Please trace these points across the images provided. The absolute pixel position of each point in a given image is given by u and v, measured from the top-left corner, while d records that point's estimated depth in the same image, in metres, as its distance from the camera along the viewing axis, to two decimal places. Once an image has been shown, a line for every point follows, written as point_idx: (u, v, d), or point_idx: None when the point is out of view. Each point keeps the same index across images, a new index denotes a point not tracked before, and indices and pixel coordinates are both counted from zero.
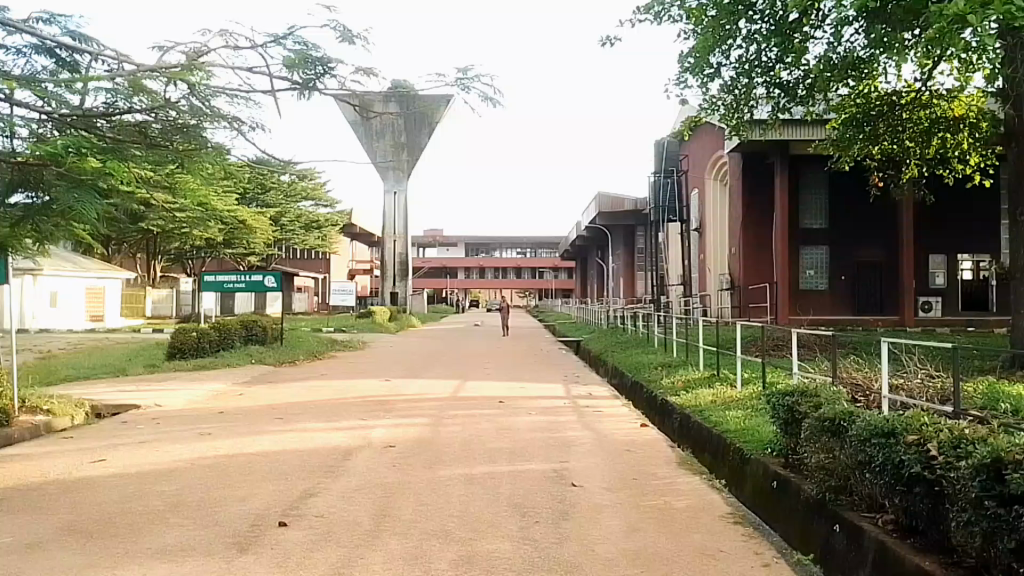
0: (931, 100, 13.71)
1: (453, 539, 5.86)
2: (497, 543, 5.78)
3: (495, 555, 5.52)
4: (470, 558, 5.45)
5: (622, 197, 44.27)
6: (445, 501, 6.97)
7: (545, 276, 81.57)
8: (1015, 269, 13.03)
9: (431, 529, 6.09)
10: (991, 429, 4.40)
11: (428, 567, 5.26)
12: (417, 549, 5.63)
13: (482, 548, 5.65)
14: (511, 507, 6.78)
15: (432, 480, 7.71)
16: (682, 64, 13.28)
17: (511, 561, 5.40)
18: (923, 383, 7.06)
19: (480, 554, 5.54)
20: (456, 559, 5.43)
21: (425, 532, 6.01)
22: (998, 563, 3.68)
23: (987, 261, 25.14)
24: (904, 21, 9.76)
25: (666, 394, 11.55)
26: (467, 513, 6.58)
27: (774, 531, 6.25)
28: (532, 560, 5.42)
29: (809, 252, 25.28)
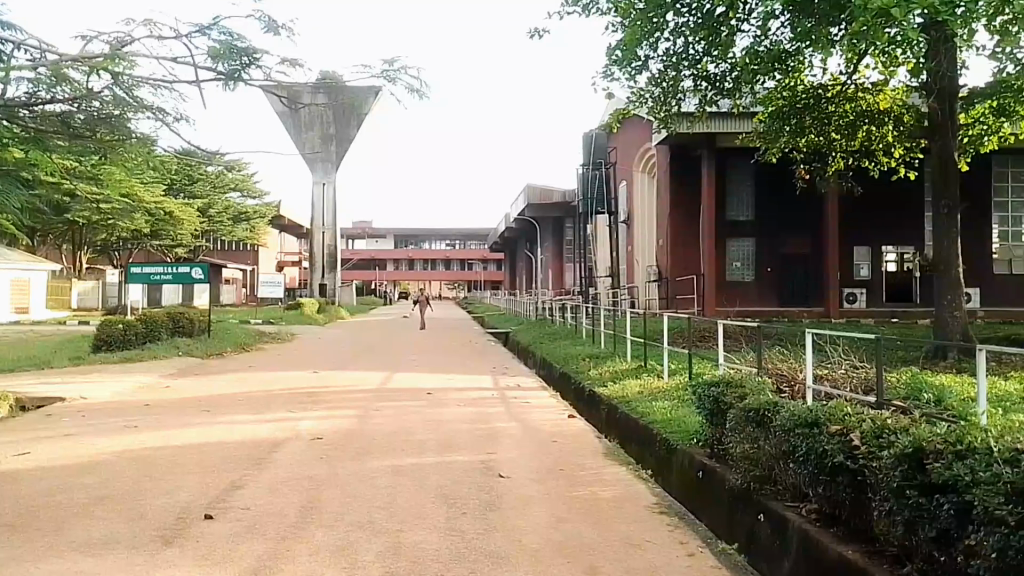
0: (856, 94, 14.20)
1: (380, 531, 5.68)
2: (425, 534, 5.61)
3: (424, 546, 5.36)
4: (397, 550, 5.27)
5: (552, 189, 44.38)
6: (371, 493, 6.77)
7: (474, 268, 81.36)
8: (939, 261, 13.42)
9: (358, 521, 5.89)
10: (912, 419, 4.44)
11: (356, 559, 5.08)
12: (344, 541, 5.44)
13: (410, 540, 5.49)
14: (438, 498, 6.62)
15: (357, 472, 7.49)
16: (610, 57, 13.23)
17: (441, 552, 5.25)
18: (847, 373, 7.17)
19: (407, 545, 5.37)
20: (384, 551, 5.25)
21: (352, 524, 5.82)
22: (920, 552, 3.69)
23: (910, 253, 25.92)
24: (831, 15, 9.92)
25: (594, 384, 11.54)
26: (394, 504, 6.40)
27: (700, 521, 6.25)
28: (462, 551, 5.29)
29: (734, 244, 25.73)
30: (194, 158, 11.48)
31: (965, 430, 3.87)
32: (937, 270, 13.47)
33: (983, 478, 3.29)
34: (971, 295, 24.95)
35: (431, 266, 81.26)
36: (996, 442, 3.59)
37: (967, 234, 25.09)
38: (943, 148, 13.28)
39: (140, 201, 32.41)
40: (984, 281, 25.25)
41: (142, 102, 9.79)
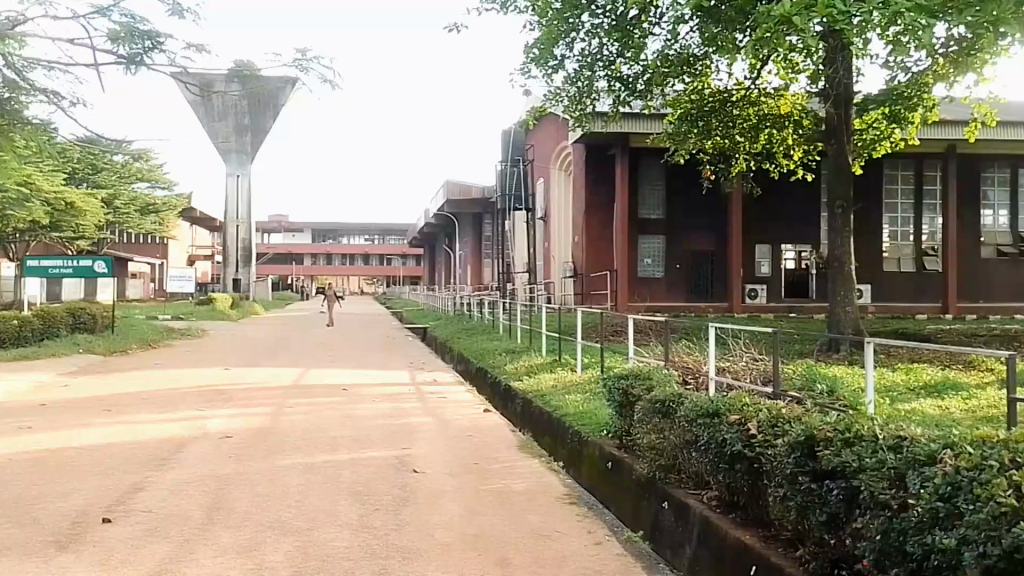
0: (758, 99, 14.69)
1: (288, 530, 5.64)
2: (335, 532, 5.59)
3: (333, 545, 5.34)
4: (305, 549, 5.24)
5: (471, 185, 44.41)
6: (280, 491, 6.70)
7: (393, 264, 80.77)
8: (833, 259, 14.03)
9: (265, 521, 5.82)
10: (805, 408, 4.66)
11: (262, 560, 5.02)
12: (250, 542, 5.37)
13: (319, 538, 5.46)
14: (350, 494, 6.61)
15: (267, 470, 7.40)
16: (527, 54, 13.34)
17: (349, 550, 5.23)
18: (747, 365, 7.48)
19: (317, 544, 5.33)
20: (291, 551, 5.20)
21: (259, 524, 5.75)
22: (811, 535, 3.86)
23: (808, 251, 26.96)
24: (736, 23, 10.36)
25: (510, 379, 11.66)
26: (305, 503, 6.35)
27: (607, 510, 6.42)
28: (371, 548, 5.28)
29: (646, 241, 26.26)
30: (97, 147, 11.10)
31: (853, 418, 4.08)
32: (832, 267, 14.06)
33: (868, 464, 3.45)
34: (864, 291, 26.11)
35: (348, 261, 80.30)
36: (880, 430, 3.78)
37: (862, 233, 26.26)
38: (838, 151, 13.86)
39: (41, 191, 31.02)
40: (878, 278, 26.44)
41: (36, 85, 9.48)
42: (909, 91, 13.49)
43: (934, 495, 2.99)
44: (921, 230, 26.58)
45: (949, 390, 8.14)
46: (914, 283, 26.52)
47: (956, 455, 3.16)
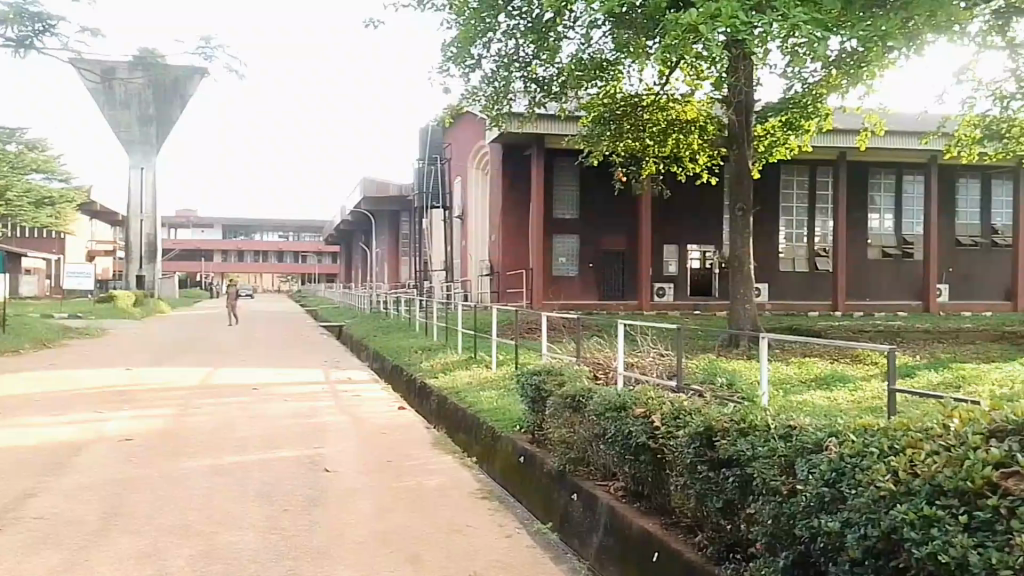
0: (667, 104, 15.10)
1: (190, 533, 5.59)
2: (241, 534, 5.57)
3: (237, 547, 5.32)
4: (208, 553, 5.21)
5: (388, 182, 44.08)
6: (184, 494, 6.62)
7: (307, 262, 79.54)
8: (735, 260, 14.56)
9: (166, 525, 5.75)
10: (706, 401, 4.88)
11: (162, 565, 4.98)
12: (150, 547, 5.31)
13: (222, 541, 5.43)
14: (258, 496, 6.57)
15: (170, 473, 7.29)
16: (445, 53, 13.41)
17: (253, 552, 5.23)
18: (654, 361, 7.76)
19: (221, 548, 5.30)
20: (193, 555, 5.17)
21: (160, 529, 5.68)
22: (708, 522, 4.04)
23: (712, 252, 27.81)
24: (645, 30, 10.71)
25: (424, 376, 11.72)
26: (211, 506, 6.29)
27: (519, 502, 6.58)
28: (275, 550, 5.28)
29: (561, 240, 26.64)
30: None
31: (749, 409, 4.28)
32: (733, 268, 14.59)
33: (760, 453, 3.57)
34: (761, 290, 27.14)
35: (260, 257, 78.69)
36: (773, 420, 3.94)
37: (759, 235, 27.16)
38: (740, 156, 14.41)
39: None
40: (773, 278, 27.50)
41: None
42: (806, 100, 14.12)
43: (820, 481, 2.99)
44: (814, 233, 27.74)
45: (839, 381, 8.62)
46: (808, 282, 27.66)
47: (839, 441, 3.23)
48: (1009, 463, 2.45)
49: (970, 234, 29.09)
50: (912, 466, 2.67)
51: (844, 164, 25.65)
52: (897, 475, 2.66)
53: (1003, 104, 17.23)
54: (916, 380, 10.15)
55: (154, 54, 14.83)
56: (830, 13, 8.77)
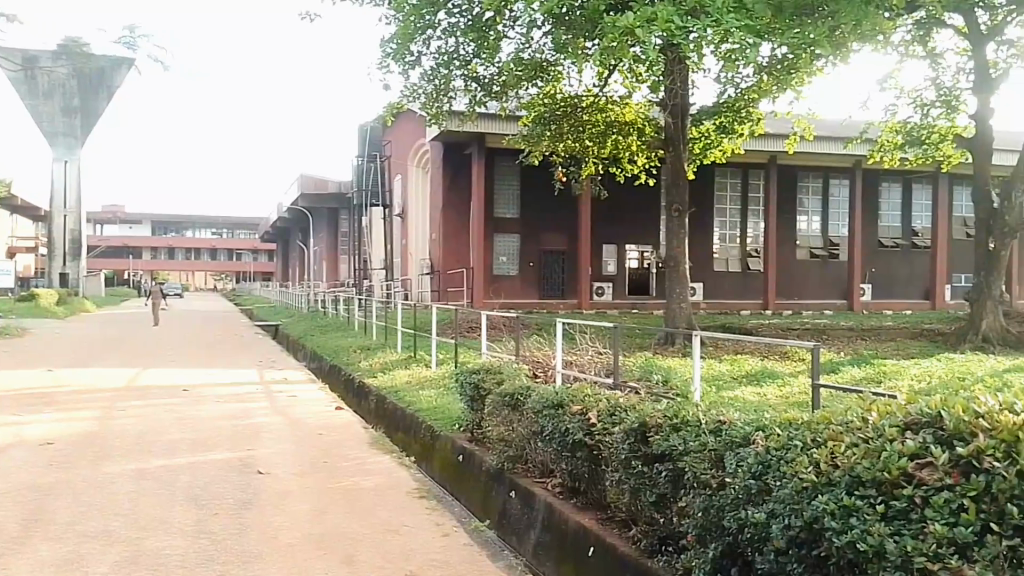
0: (606, 105, 15.26)
1: (115, 539, 5.47)
2: (168, 539, 5.47)
3: (165, 552, 5.23)
4: (134, 558, 5.11)
5: (326, 179, 43.56)
6: (110, 499, 6.47)
7: (243, 259, 78.09)
8: (671, 259, 14.78)
9: (90, 532, 5.62)
10: (641, 398, 4.99)
11: (85, 572, 4.87)
12: (72, 554, 5.18)
13: (150, 546, 5.33)
14: (186, 500, 6.46)
15: (96, 478, 7.11)
16: (383, 49, 13.32)
17: (182, 557, 5.15)
18: (592, 359, 7.87)
19: (147, 553, 5.20)
20: (119, 561, 5.06)
21: (83, 535, 5.55)
22: (642, 516, 4.13)
23: (649, 251, 28.20)
24: (585, 30, 10.83)
25: (363, 375, 11.64)
26: (136, 511, 6.16)
27: (457, 500, 6.62)
28: (205, 554, 5.21)
29: (501, 240, 26.71)
30: None
31: (681, 405, 4.40)
32: (669, 267, 14.83)
33: (691, 447, 3.68)
34: (696, 289, 27.63)
35: (193, 255, 77.02)
36: (704, 415, 4.07)
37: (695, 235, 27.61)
38: (676, 158, 14.65)
39: None
40: (707, 277, 28.03)
41: None
42: (740, 104, 14.48)
43: (748, 474, 3.10)
44: (747, 234, 28.36)
45: (767, 377, 8.91)
46: (741, 282, 28.26)
47: (765, 435, 3.35)
48: (921, 453, 2.55)
49: (892, 237, 30.03)
50: (833, 459, 2.77)
51: (774, 168, 26.33)
52: (820, 467, 2.75)
53: (923, 112, 17.91)
54: (840, 376, 10.50)
55: (78, 43, 14.27)
56: (762, 20, 9.00)
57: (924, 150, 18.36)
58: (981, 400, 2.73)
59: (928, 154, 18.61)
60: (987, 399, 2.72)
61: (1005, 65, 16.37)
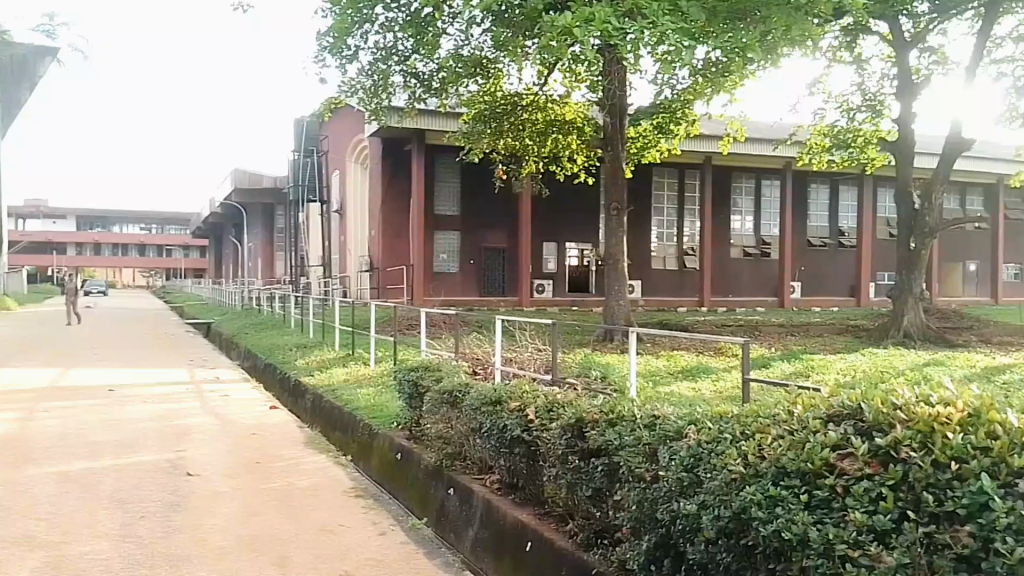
0: (546, 104, 15.36)
1: (36, 545, 5.32)
2: (92, 544, 5.34)
3: (90, 557, 5.11)
4: (56, 564, 4.99)
5: (261, 175, 42.84)
6: (31, 504, 6.28)
7: (175, 256, 76.28)
8: (609, 257, 14.94)
9: (9, 538, 5.45)
10: (578, 394, 5.06)
11: None
12: None
13: (73, 551, 5.21)
14: (112, 503, 6.31)
15: (15, 482, 6.90)
16: (320, 43, 13.18)
17: (108, 561, 5.04)
18: (532, 356, 7.94)
19: (70, 558, 5.08)
20: (40, 566, 4.93)
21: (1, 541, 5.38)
22: (579, 510, 4.19)
23: (588, 249, 28.46)
24: (524, 29, 10.89)
25: (299, 374, 11.51)
26: (58, 515, 5.99)
27: (395, 499, 6.61)
28: (133, 557, 5.12)
29: (441, 237, 26.63)
30: None
31: (616, 401, 4.47)
32: (608, 265, 14.99)
33: (627, 441, 3.76)
34: (634, 286, 27.97)
35: (122, 251, 74.94)
36: (639, 410, 4.15)
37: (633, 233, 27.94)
38: (614, 157, 14.81)
39: None
40: (645, 275, 28.39)
41: None
42: (674, 107, 14.80)
43: (680, 467, 3.18)
44: (683, 232, 28.84)
45: (702, 373, 9.11)
46: (677, 280, 28.73)
47: (696, 428, 3.44)
48: (842, 445, 2.66)
49: (819, 236, 30.88)
50: (760, 451, 2.86)
51: (708, 168, 26.85)
52: (747, 459, 2.84)
53: (849, 116, 18.50)
54: (769, 370, 10.77)
55: None
56: (696, 23, 9.18)
57: (850, 153, 18.96)
58: (899, 393, 2.84)
59: (853, 157, 19.20)
60: (905, 392, 2.84)
61: (927, 71, 17.02)
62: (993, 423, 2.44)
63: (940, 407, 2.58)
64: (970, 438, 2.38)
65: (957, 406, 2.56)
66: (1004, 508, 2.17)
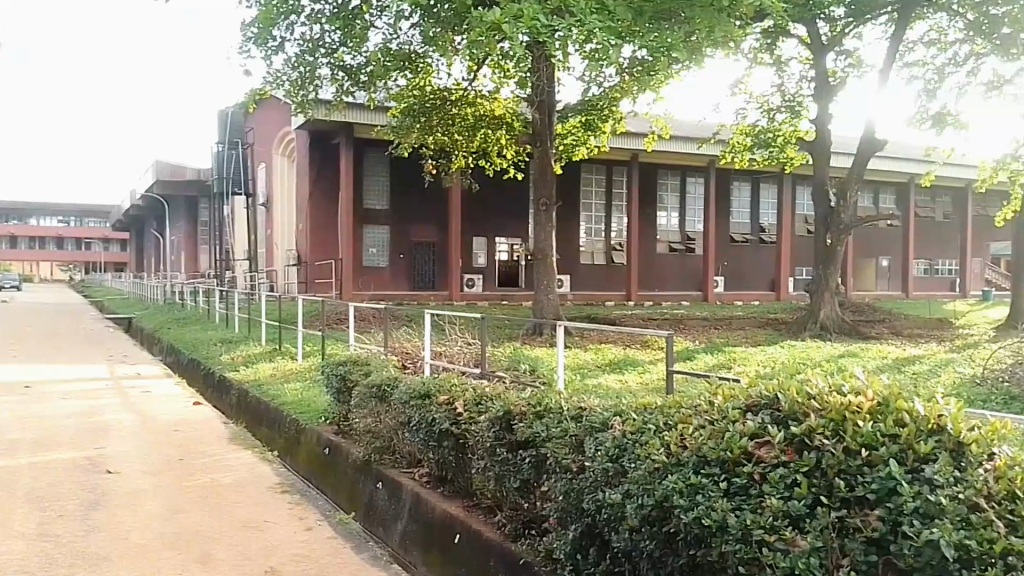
0: (475, 100, 15.36)
1: None
2: (6, 545, 5.16)
3: (3, 557, 4.94)
4: None
5: (183, 167, 41.76)
6: None
7: (93, 249, 73.78)
8: (539, 252, 15.04)
9: None
10: (506, 387, 5.11)
11: None
12: None
13: None
14: (27, 503, 6.09)
15: None
16: (245, 33, 12.92)
17: (23, 561, 4.88)
18: (461, 350, 7.97)
19: None
20: None
21: None
22: (507, 501, 4.24)
23: (519, 244, 28.59)
24: (453, 24, 10.89)
25: (224, 369, 11.28)
26: None
27: (323, 494, 6.56)
28: (49, 557, 4.96)
29: (371, 231, 26.39)
30: None
31: (544, 394, 4.53)
32: (537, 260, 15.09)
33: (554, 434, 3.81)
34: (563, 281, 28.20)
35: (36, 243, 72.09)
36: (566, 402, 4.21)
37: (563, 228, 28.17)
38: (543, 154, 14.92)
39: None
40: (574, 269, 28.65)
41: None
42: (602, 103, 15.02)
43: (606, 458, 3.24)
44: (611, 228, 29.22)
45: (629, 366, 9.28)
46: (605, 274, 29.10)
47: (622, 419, 3.52)
48: (760, 433, 2.76)
49: (741, 232, 31.69)
50: (682, 441, 2.95)
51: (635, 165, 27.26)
52: (670, 449, 2.93)
53: (769, 116, 19.02)
54: (693, 363, 11.03)
55: None
56: (622, 22, 9.34)
57: (770, 152, 19.50)
58: (813, 384, 2.97)
59: (773, 156, 19.75)
60: (818, 382, 2.96)
61: (843, 74, 17.62)
62: (900, 411, 2.55)
63: (850, 397, 2.70)
64: (879, 425, 2.50)
65: (866, 395, 2.68)
66: (911, 492, 2.31)
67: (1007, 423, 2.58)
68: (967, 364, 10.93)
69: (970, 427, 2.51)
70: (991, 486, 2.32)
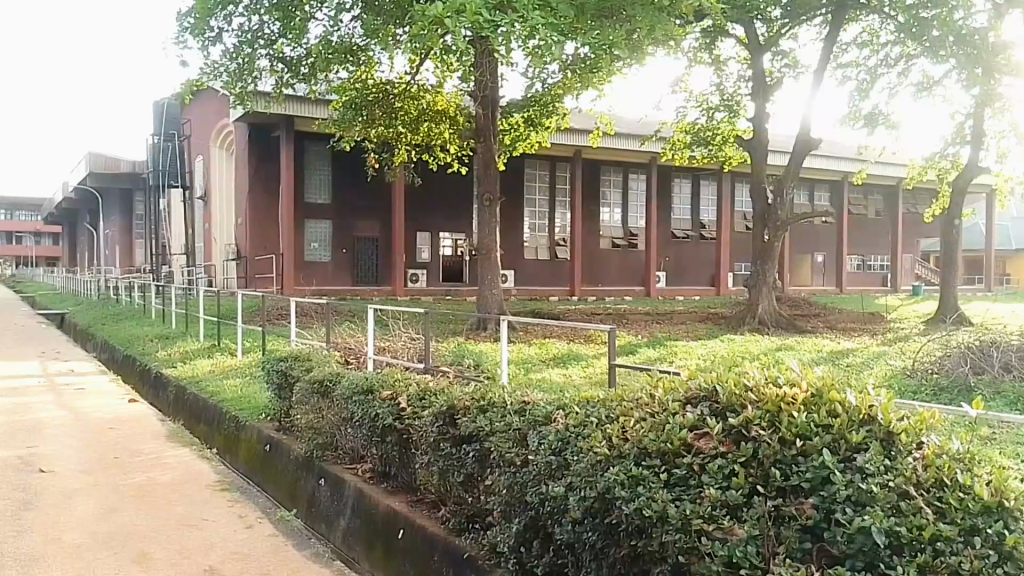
0: (417, 93, 15.25)
1: None
2: None
3: None
4: None
5: (117, 159, 40.75)
6: None
7: (24, 242, 71.50)
8: (483, 248, 15.04)
9: None
10: (447, 382, 5.11)
11: None
12: None
13: None
14: None
15: None
16: (180, 23, 12.63)
17: None
18: (404, 346, 7.95)
19: None
20: None
21: None
22: (450, 497, 4.24)
23: (463, 239, 28.57)
24: (395, 17, 10.84)
25: (161, 365, 11.03)
26: None
27: (263, 491, 6.47)
28: None
29: (313, 225, 26.04)
30: None
31: (486, 388, 4.54)
32: (481, 256, 15.09)
33: (497, 428, 3.84)
34: (507, 276, 28.21)
35: None
36: (509, 397, 4.23)
37: (507, 224, 28.21)
38: (486, 148, 14.90)
39: None
40: (518, 264, 28.66)
41: None
42: (544, 99, 15.15)
43: (549, 451, 3.27)
44: (554, 224, 29.41)
45: (572, 360, 9.37)
46: (547, 270, 29.26)
47: (564, 413, 3.56)
48: (699, 425, 2.82)
49: (682, 228, 32.15)
50: (624, 434, 2.99)
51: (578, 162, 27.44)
52: (611, 442, 2.96)
53: (709, 114, 19.34)
54: (636, 356, 11.17)
55: None
56: (565, 20, 9.41)
57: (709, 151, 19.84)
58: (749, 377, 3.03)
59: (712, 155, 20.07)
60: (756, 374, 3.04)
61: (779, 74, 18.00)
62: (832, 403, 2.63)
63: (787, 390, 2.77)
64: (813, 416, 2.58)
65: (801, 387, 2.76)
66: (842, 481, 2.38)
67: (934, 412, 2.68)
68: (898, 358, 11.22)
69: (899, 417, 2.61)
70: (920, 473, 2.41)
